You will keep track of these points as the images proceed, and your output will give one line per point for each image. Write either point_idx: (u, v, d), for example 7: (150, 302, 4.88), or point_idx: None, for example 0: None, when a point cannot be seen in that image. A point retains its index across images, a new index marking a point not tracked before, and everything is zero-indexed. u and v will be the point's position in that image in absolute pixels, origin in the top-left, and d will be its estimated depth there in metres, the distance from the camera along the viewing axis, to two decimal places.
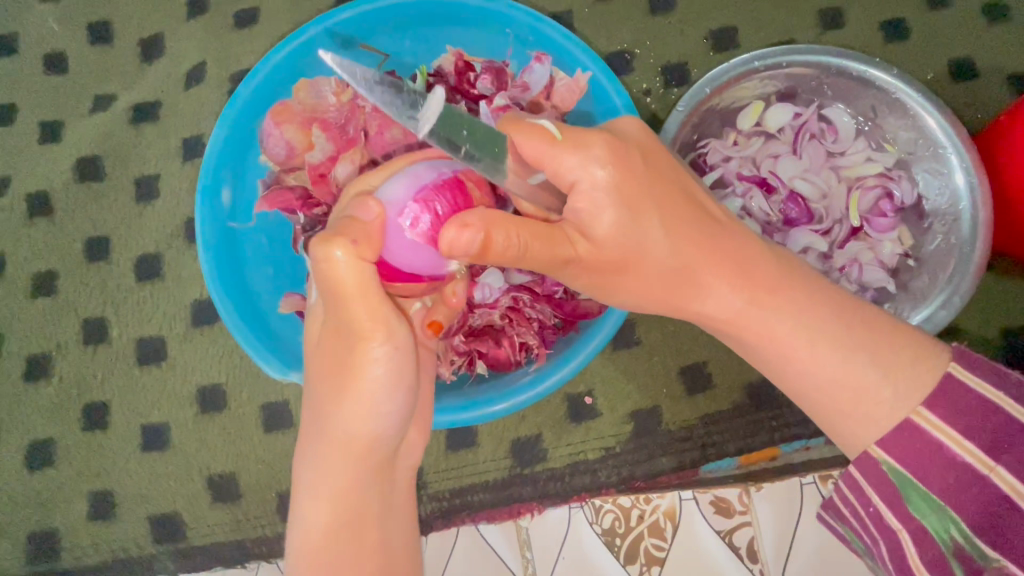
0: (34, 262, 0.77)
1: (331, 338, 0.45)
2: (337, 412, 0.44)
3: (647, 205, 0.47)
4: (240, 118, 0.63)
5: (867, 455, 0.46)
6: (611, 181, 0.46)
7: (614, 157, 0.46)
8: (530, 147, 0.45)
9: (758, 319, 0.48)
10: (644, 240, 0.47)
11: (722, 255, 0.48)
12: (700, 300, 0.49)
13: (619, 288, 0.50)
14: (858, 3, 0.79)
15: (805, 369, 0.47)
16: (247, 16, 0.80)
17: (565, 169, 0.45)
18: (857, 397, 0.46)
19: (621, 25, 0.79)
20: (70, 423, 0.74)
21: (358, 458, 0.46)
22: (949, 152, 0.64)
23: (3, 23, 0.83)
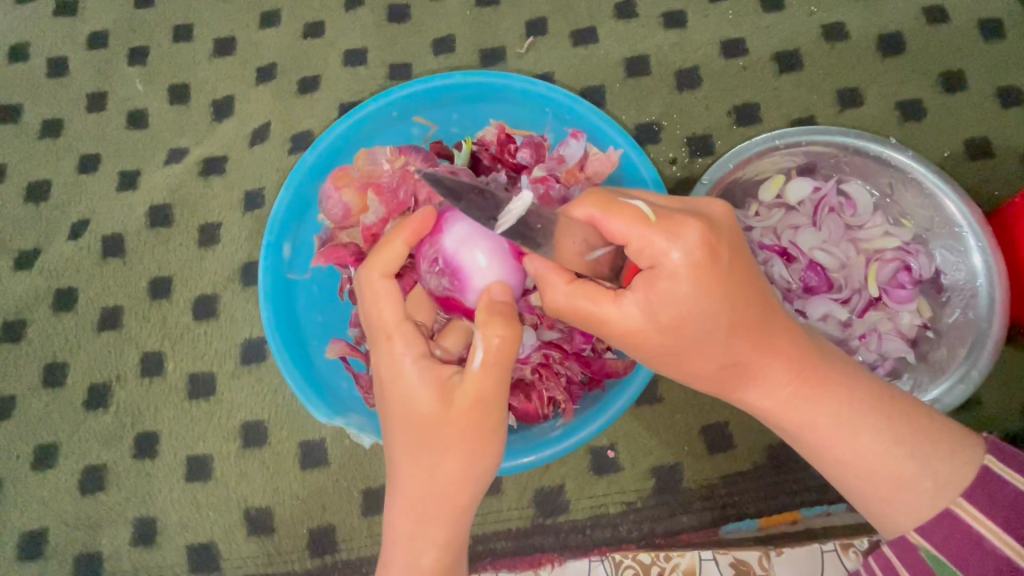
0: (103, 298, 0.84)
1: (452, 409, 0.50)
2: (457, 470, 0.50)
3: (718, 289, 0.49)
4: (304, 181, 0.72)
5: (906, 540, 0.52)
6: (685, 273, 0.48)
7: (698, 243, 0.49)
8: (624, 225, 0.49)
9: (800, 408, 0.53)
10: (705, 327, 0.50)
11: (775, 351, 0.52)
12: (752, 387, 0.53)
13: (665, 365, 0.54)
14: (875, 84, 0.84)
15: (847, 454, 0.52)
16: (310, 84, 0.89)
17: (646, 247, 0.49)
18: (897, 482, 0.51)
19: (649, 100, 0.85)
20: (123, 450, 0.79)
21: (467, 510, 0.52)
22: (965, 232, 0.67)
23: (96, 83, 0.93)
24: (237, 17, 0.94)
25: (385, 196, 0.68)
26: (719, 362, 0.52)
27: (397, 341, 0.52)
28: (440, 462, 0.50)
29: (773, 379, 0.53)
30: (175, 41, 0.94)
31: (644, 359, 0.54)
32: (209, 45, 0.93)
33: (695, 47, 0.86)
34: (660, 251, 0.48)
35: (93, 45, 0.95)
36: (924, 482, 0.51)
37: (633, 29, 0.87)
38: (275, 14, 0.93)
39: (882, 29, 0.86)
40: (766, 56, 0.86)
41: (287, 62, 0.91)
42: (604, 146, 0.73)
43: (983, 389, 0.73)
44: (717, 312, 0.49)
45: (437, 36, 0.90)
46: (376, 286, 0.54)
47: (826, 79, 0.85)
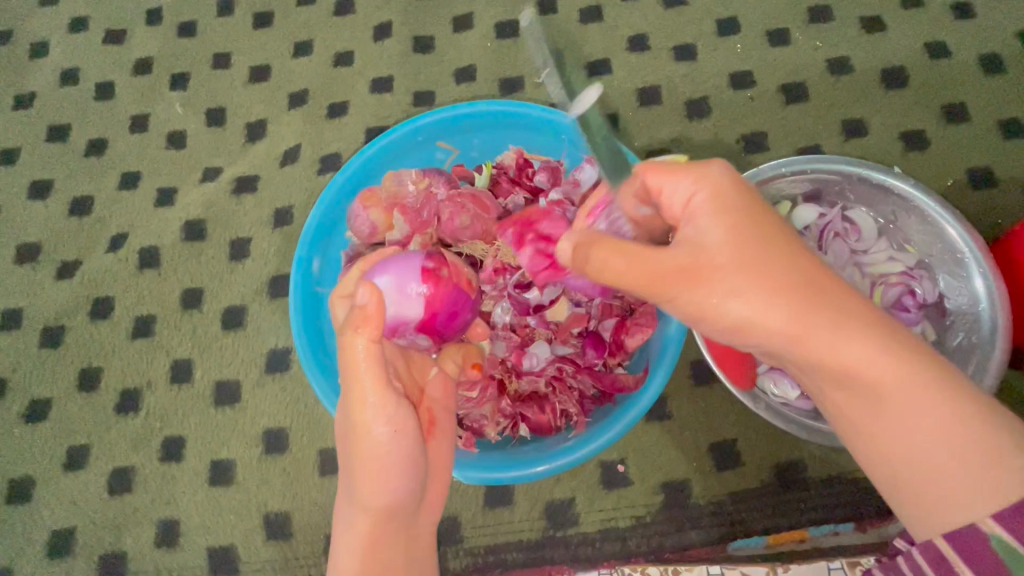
0: (138, 307, 0.88)
1: (343, 425, 0.53)
2: (359, 482, 0.51)
3: (754, 231, 0.47)
4: (332, 201, 0.77)
5: (977, 527, 0.43)
6: (713, 206, 0.49)
7: (720, 191, 0.49)
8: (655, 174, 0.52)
9: (886, 355, 0.45)
10: (751, 254, 0.47)
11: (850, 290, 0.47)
12: (842, 324, 0.45)
13: (722, 314, 0.47)
14: (878, 115, 0.88)
15: (928, 414, 0.45)
16: (339, 109, 0.95)
17: (676, 189, 0.51)
18: (968, 450, 0.44)
19: (660, 128, 0.89)
20: (151, 453, 0.82)
21: (381, 519, 0.52)
22: (967, 258, 0.69)
23: (139, 106, 1.00)
24: (272, 46, 1.00)
25: (410, 215, 0.72)
26: (784, 283, 0.46)
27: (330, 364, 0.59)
28: (348, 474, 0.52)
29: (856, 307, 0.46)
30: (214, 68, 1.00)
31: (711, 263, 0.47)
32: (246, 71, 0.99)
33: (704, 78, 0.91)
34: (691, 187, 0.51)
35: (138, 70, 1.02)
36: (1003, 467, 0.43)
37: (646, 61, 0.92)
38: (308, 43, 0.99)
39: (884, 63, 0.90)
40: (773, 87, 0.90)
41: (318, 88, 0.96)
42: None
43: None
44: (776, 246, 0.47)
45: (459, 66, 0.95)
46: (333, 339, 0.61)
47: (831, 110, 0.88)
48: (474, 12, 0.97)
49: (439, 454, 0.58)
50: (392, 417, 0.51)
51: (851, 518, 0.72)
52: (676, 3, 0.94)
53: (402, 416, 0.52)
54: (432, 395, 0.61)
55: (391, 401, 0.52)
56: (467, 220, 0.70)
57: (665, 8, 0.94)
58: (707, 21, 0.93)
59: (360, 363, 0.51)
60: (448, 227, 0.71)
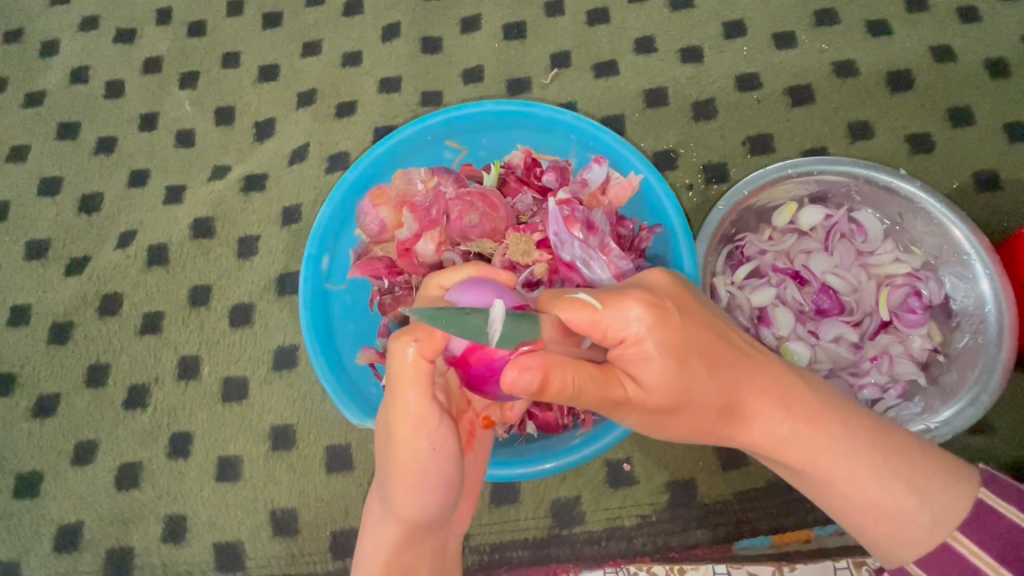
0: (146, 304, 0.89)
1: (382, 435, 0.51)
2: (395, 495, 0.51)
3: (684, 362, 0.49)
4: (343, 198, 0.78)
5: (905, 571, 0.53)
6: (650, 335, 0.48)
7: (653, 318, 0.48)
8: (574, 319, 0.48)
9: (805, 439, 0.52)
10: (689, 388, 0.49)
11: (762, 386, 0.52)
12: (749, 428, 0.53)
13: (666, 425, 0.53)
14: (884, 118, 0.88)
15: (855, 483, 0.52)
16: (347, 108, 0.95)
17: (612, 330, 0.48)
18: (896, 503, 0.52)
19: (667, 129, 0.89)
20: (158, 449, 0.83)
21: (411, 530, 0.52)
22: (972, 259, 0.70)
23: (149, 104, 1.00)
24: (281, 46, 1.01)
25: (418, 213, 0.71)
26: (714, 414, 0.51)
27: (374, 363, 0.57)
28: (384, 482, 0.52)
29: (766, 409, 0.52)
30: (223, 67, 1.01)
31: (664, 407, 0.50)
32: (255, 71, 1.00)
33: (711, 81, 0.91)
34: (627, 322, 0.48)
35: (148, 69, 1.02)
36: (908, 522, 0.52)
37: (653, 63, 0.93)
38: (317, 43, 1.00)
39: (889, 66, 0.90)
40: (779, 89, 0.90)
41: (326, 88, 0.97)
42: (625, 171, 0.78)
43: (995, 414, 0.75)
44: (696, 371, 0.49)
45: (467, 66, 0.96)
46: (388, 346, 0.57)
47: (837, 113, 0.89)
48: (482, 13, 0.98)
49: (473, 467, 0.59)
50: (432, 436, 0.49)
51: None
52: (683, 6, 0.95)
53: (447, 440, 0.50)
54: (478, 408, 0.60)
55: (437, 422, 0.49)
56: (476, 219, 0.70)
57: (672, 10, 0.95)
58: (714, 24, 0.94)
59: (407, 378, 0.48)
60: (457, 226, 0.71)
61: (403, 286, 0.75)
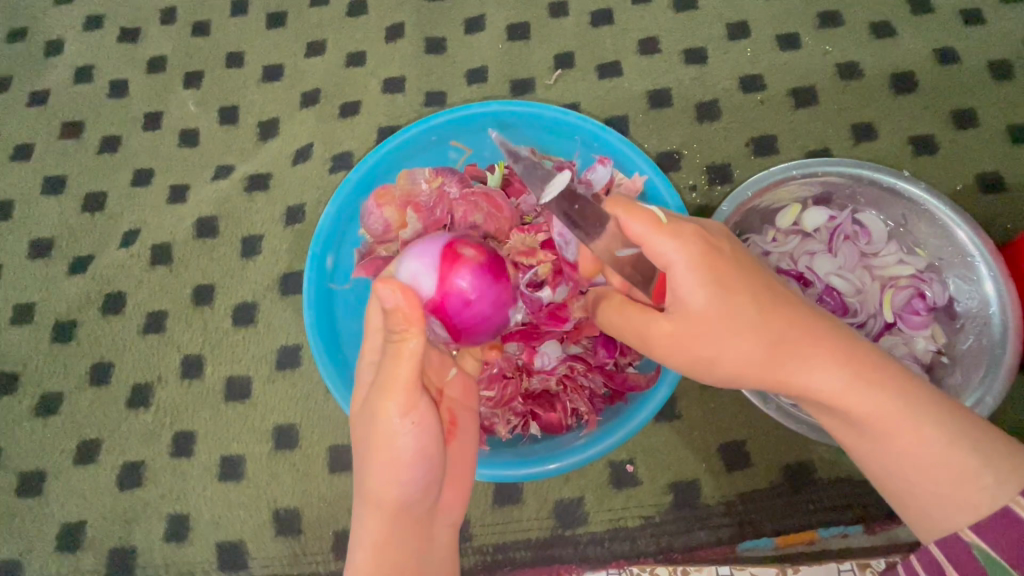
0: (150, 303, 0.89)
1: (365, 411, 0.53)
2: (375, 475, 0.51)
3: (736, 293, 0.51)
4: (347, 198, 0.77)
5: (960, 537, 0.50)
6: (693, 269, 0.51)
7: (703, 248, 0.52)
8: (638, 224, 0.52)
9: (863, 393, 0.51)
10: (738, 315, 0.51)
11: (821, 332, 0.51)
12: (808, 373, 0.51)
13: (715, 362, 0.53)
14: (888, 120, 0.88)
15: (912, 433, 0.51)
16: (351, 109, 0.95)
17: (665, 248, 0.51)
18: (955, 459, 0.51)
19: (670, 130, 0.90)
20: (161, 448, 0.83)
21: (394, 517, 0.51)
22: (978, 261, 0.70)
23: (153, 104, 1.00)
24: (285, 46, 1.01)
25: (423, 213, 0.73)
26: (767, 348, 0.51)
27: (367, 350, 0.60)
28: (363, 459, 0.52)
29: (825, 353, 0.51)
30: (227, 67, 1.01)
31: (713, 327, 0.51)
32: (259, 71, 1.00)
33: (714, 82, 0.91)
34: (683, 242, 0.52)
35: (152, 69, 1.03)
36: (961, 489, 0.50)
37: (657, 64, 0.93)
38: (321, 43, 1.00)
39: (893, 68, 0.90)
40: (783, 90, 0.90)
41: (330, 88, 0.97)
42: (630, 171, 0.78)
43: (1000, 416, 0.75)
44: (748, 303, 0.51)
45: (471, 66, 0.96)
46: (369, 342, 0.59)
47: (841, 114, 0.89)
48: (486, 14, 0.98)
49: (458, 457, 0.60)
50: (411, 413, 0.50)
51: (861, 520, 0.71)
52: (687, 8, 0.95)
53: (426, 419, 0.51)
54: (452, 398, 0.62)
55: (418, 399, 0.51)
56: (480, 219, 0.70)
57: (675, 11, 0.95)
58: (717, 25, 0.94)
59: (404, 354, 0.51)
60: (460, 225, 0.71)
61: None
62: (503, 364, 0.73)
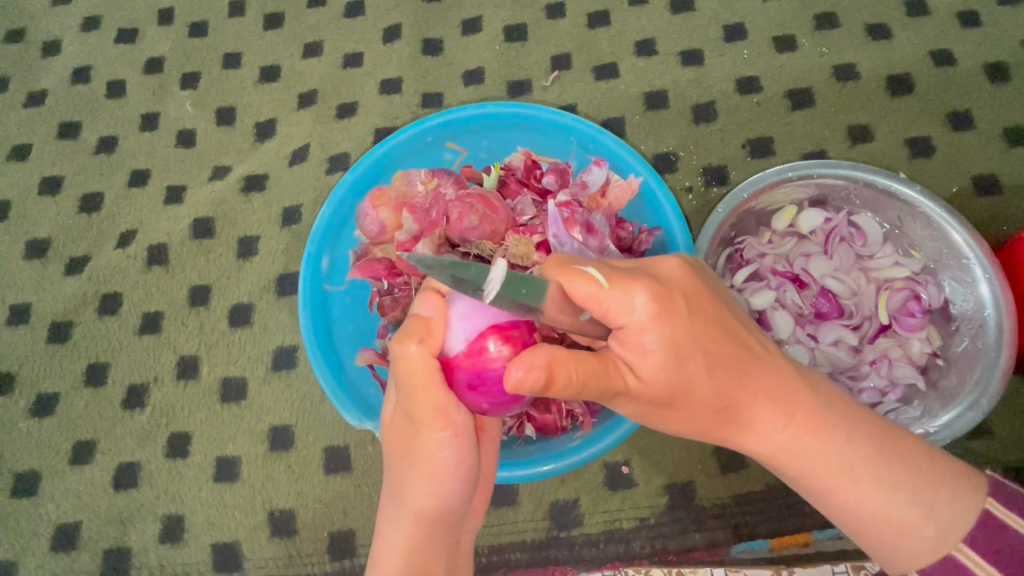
0: (146, 303, 0.89)
1: (403, 424, 0.53)
2: (412, 488, 0.52)
3: (685, 359, 0.49)
4: (343, 200, 0.78)
5: None
6: (652, 325, 0.48)
7: (656, 306, 0.48)
8: (578, 289, 0.48)
9: (804, 448, 0.52)
10: (688, 382, 0.50)
11: (764, 390, 0.52)
12: (750, 431, 0.53)
13: (664, 419, 0.54)
14: (884, 122, 0.88)
15: (857, 493, 0.52)
16: (348, 110, 0.96)
17: (613, 312, 0.48)
18: (900, 515, 0.52)
19: (667, 132, 0.90)
20: (157, 449, 0.83)
21: (429, 527, 0.53)
22: (972, 263, 0.70)
23: (150, 105, 1.00)
24: (282, 47, 1.01)
25: (418, 215, 0.71)
26: (714, 412, 0.52)
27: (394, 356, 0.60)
28: (400, 474, 0.53)
29: (769, 411, 0.52)
30: (225, 68, 1.01)
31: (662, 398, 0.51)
32: (256, 71, 1.00)
33: (711, 84, 0.91)
34: (631, 306, 0.48)
35: (149, 69, 1.03)
36: (911, 537, 0.52)
37: (653, 65, 0.93)
38: (318, 44, 1.00)
39: (889, 70, 0.90)
40: (780, 92, 0.90)
41: (327, 89, 0.97)
42: (625, 173, 0.78)
43: (995, 418, 0.75)
44: (695, 370, 0.50)
45: (468, 68, 0.96)
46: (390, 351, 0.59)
47: (837, 116, 0.89)
48: (483, 15, 0.98)
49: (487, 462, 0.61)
50: (449, 429, 0.51)
51: None
52: (684, 9, 0.95)
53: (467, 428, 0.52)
54: None
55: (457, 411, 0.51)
56: (476, 221, 0.69)
57: (672, 13, 0.95)
58: (714, 27, 0.94)
59: (426, 369, 0.50)
60: (456, 227, 0.70)
61: (402, 288, 0.74)
62: None
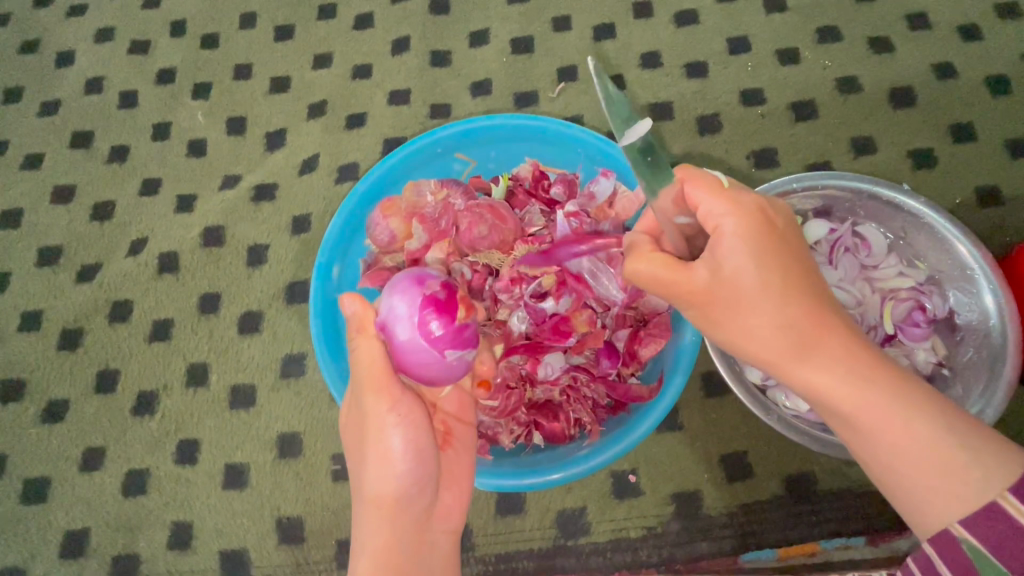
0: (156, 311, 0.90)
1: (358, 413, 0.59)
2: (370, 473, 0.56)
3: (769, 268, 0.52)
4: (354, 208, 0.79)
5: (948, 530, 0.48)
6: (739, 229, 0.52)
7: (750, 220, 0.53)
8: (699, 191, 0.54)
9: (860, 394, 0.50)
10: (763, 287, 0.52)
11: (837, 332, 0.52)
12: (811, 364, 0.51)
13: (723, 327, 0.54)
14: (888, 133, 0.89)
15: (908, 434, 0.49)
16: (357, 120, 0.97)
17: (711, 215, 0.54)
18: (948, 456, 0.48)
19: (672, 143, 0.91)
20: (166, 456, 0.83)
21: (392, 515, 0.55)
22: (978, 274, 0.70)
23: (161, 115, 1.02)
24: (292, 59, 1.02)
25: (428, 225, 0.74)
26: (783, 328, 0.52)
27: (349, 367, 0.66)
28: (359, 465, 0.57)
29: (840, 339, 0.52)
30: (235, 79, 1.03)
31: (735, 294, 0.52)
32: (266, 82, 1.02)
33: (715, 95, 0.92)
34: (726, 213, 0.53)
35: (161, 80, 1.04)
36: (946, 476, 0.48)
37: (658, 77, 0.94)
38: (327, 56, 1.02)
39: (892, 82, 0.91)
40: (783, 105, 0.91)
41: (337, 99, 0.99)
42: (632, 184, 0.79)
43: (1002, 427, 0.75)
44: (773, 277, 0.52)
45: (475, 79, 0.97)
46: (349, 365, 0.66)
47: (840, 127, 0.90)
48: (490, 28, 1.00)
49: (454, 461, 0.64)
50: (393, 404, 0.56)
51: (862, 532, 0.72)
52: (689, 23, 0.97)
53: (413, 416, 0.56)
54: (447, 410, 0.67)
55: (401, 397, 0.57)
56: (484, 230, 0.71)
57: (677, 26, 0.97)
58: (718, 40, 0.95)
59: (365, 356, 0.58)
60: (465, 237, 0.72)
61: None
62: (508, 373, 0.73)
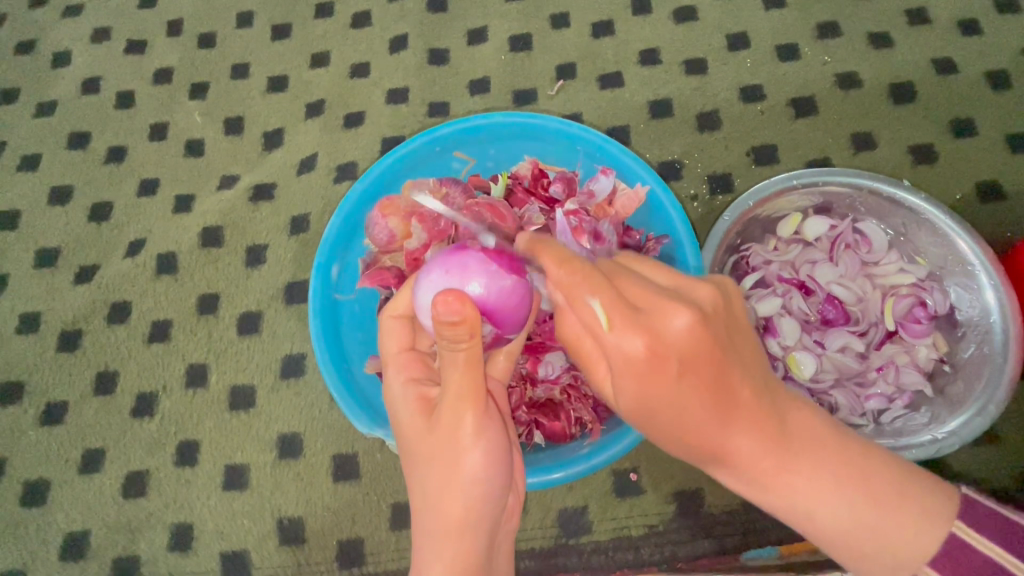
0: (154, 312, 0.89)
1: (433, 420, 0.52)
2: (445, 484, 0.50)
3: (663, 395, 0.48)
4: (353, 207, 0.79)
5: None
6: (628, 359, 0.47)
7: (643, 348, 0.46)
8: (587, 312, 0.47)
9: (772, 490, 0.52)
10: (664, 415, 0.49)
11: (749, 433, 0.50)
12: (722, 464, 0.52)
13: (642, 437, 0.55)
14: (887, 129, 0.89)
15: (824, 530, 0.51)
16: (356, 118, 0.96)
17: (604, 334, 0.47)
18: (873, 552, 0.50)
19: (672, 140, 0.90)
20: (166, 457, 0.83)
21: (470, 530, 0.50)
22: (978, 270, 0.70)
23: (158, 115, 1.01)
24: (290, 58, 1.02)
25: (427, 223, 0.73)
26: (692, 438, 0.50)
27: (393, 368, 0.61)
28: (428, 474, 0.52)
29: (752, 438, 0.50)
30: (233, 78, 1.02)
31: (641, 410, 0.50)
32: (264, 82, 1.01)
33: (714, 92, 0.92)
34: (624, 340, 0.46)
35: (158, 80, 1.04)
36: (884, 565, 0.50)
37: (657, 74, 0.94)
38: (325, 55, 1.01)
39: (892, 78, 0.91)
40: (783, 101, 0.91)
41: (334, 98, 0.98)
42: (632, 182, 0.78)
43: (1002, 423, 0.75)
44: (672, 398, 0.48)
45: (474, 77, 0.97)
46: (395, 362, 0.61)
47: (840, 123, 0.90)
48: (489, 26, 0.99)
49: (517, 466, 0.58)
50: (479, 410, 0.51)
51: None
52: (687, 19, 0.96)
53: (496, 438, 0.51)
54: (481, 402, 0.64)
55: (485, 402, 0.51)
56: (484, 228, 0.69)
57: (675, 23, 0.96)
58: (717, 36, 0.95)
59: (459, 357, 0.51)
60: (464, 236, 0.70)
61: None
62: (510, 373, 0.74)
